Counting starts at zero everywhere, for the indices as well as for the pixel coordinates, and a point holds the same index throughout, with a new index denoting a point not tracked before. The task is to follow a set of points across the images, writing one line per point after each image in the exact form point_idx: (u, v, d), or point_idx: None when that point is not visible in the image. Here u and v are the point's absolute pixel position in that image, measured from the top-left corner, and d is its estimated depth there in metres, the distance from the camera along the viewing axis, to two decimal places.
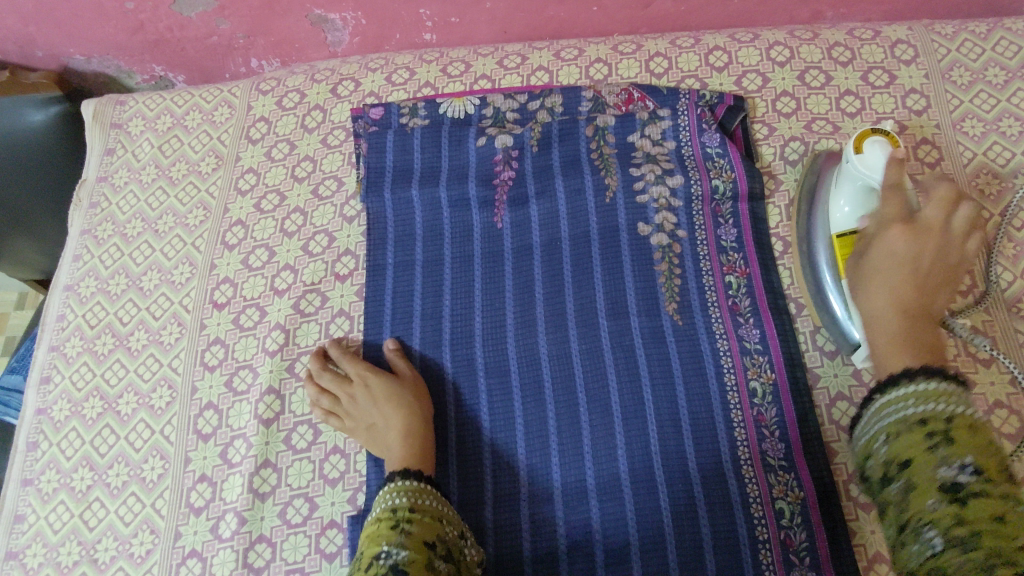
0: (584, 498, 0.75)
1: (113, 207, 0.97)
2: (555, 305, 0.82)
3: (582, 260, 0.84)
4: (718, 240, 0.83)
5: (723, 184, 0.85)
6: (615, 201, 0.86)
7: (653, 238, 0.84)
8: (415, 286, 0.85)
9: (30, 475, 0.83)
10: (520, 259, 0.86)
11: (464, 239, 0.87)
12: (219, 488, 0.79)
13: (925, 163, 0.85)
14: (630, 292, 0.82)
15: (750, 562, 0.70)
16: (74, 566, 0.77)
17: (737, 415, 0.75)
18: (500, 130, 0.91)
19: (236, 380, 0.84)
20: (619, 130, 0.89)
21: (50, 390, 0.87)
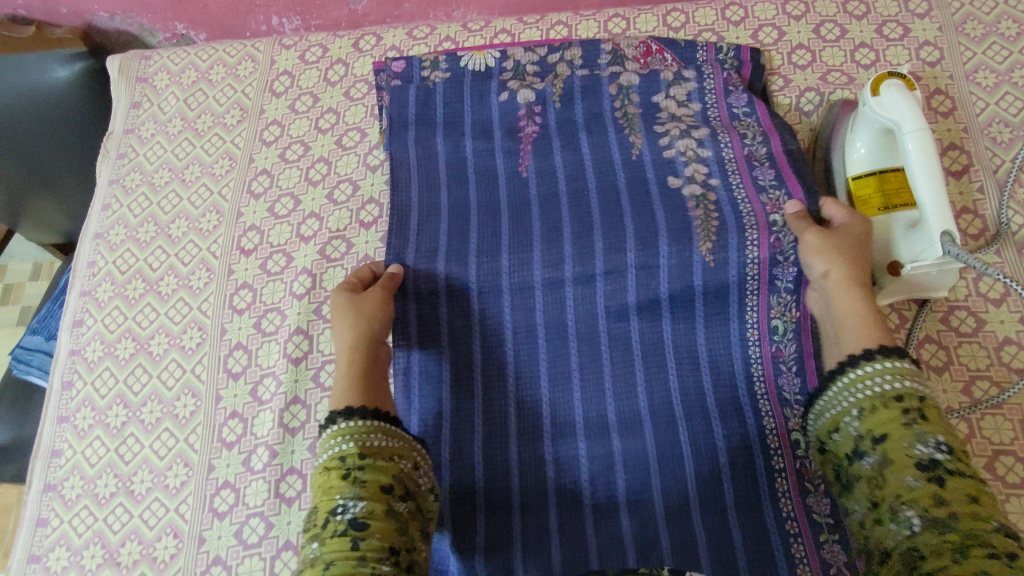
0: (605, 432, 0.77)
1: (140, 158, 0.99)
2: (583, 248, 0.82)
3: (610, 202, 0.84)
4: (755, 182, 0.81)
5: (752, 134, 0.85)
6: (642, 157, 0.85)
7: (685, 188, 0.82)
8: (440, 227, 0.85)
9: (66, 412, 0.85)
10: (546, 203, 0.85)
11: (489, 185, 0.88)
12: (250, 424, 0.81)
13: (938, 114, 0.87)
14: (661, 236, 0.80)
15: (767, 491, 0.72)
16: (111, 497, 0.80)
17: (754, 351, 0.77)
18: (521, 86, 0.92)
19: (265, 322, 0.86)
20: (643, 90, 0.90)
21: (82, 333, 0.89)
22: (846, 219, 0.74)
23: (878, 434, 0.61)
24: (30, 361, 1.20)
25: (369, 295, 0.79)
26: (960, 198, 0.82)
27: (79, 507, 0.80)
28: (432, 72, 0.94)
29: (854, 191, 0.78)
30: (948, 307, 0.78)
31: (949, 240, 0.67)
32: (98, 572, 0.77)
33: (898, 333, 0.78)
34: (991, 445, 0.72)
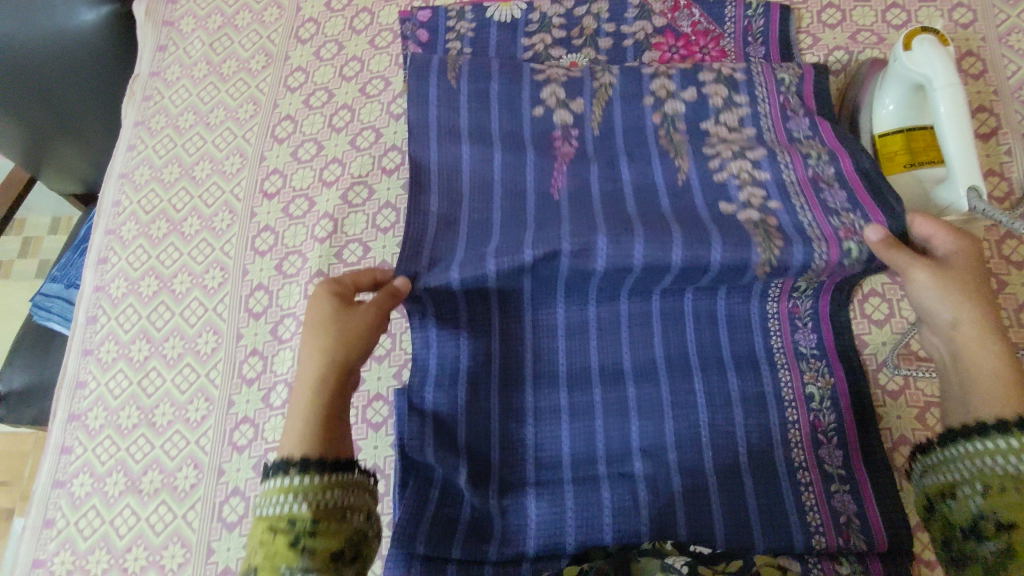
0: (620, 381, 0.75)
1: (165, 100, 1.00)
2: (621, 250, 0.69)
3: (649, 211, 0.73)
4: (824, 205, 0.72)
5: (816, 155, 0.76)
6: (689, 182, 0.76)
7: (741, 214, 0.72)
8: (458, 241, 0.75)
9: (90, 345, 0.87)
10: (577, 208, 0.74)
11: (517, 201, 0.77)
12: (270, 362, 0.82)
13: (969, 76, 0.86)
14: (717, 249, 0.68)
15: (779, 440, 0.72)
16: (133, 428, 0.82)
17: (772, 307, 0.76)
18: (558, 100, 0.81)
19: (286, 264, 0.87)
20: (691, 115, 0.80)
21: (107, 270, 0.91)
22: (954, 246, 0.64)
23: (1001, 518, 0.53)
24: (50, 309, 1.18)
25: (356, 314, 0.65)
26: (986, 161, 0.81)
27: (103, 436, 0.82)
28: (457, 25, 0.94)
29: (879, 148, 0.77)
30: None
31: (976, 196, 0.68)
32: (120, 498, 0.78)
33: None
34: None
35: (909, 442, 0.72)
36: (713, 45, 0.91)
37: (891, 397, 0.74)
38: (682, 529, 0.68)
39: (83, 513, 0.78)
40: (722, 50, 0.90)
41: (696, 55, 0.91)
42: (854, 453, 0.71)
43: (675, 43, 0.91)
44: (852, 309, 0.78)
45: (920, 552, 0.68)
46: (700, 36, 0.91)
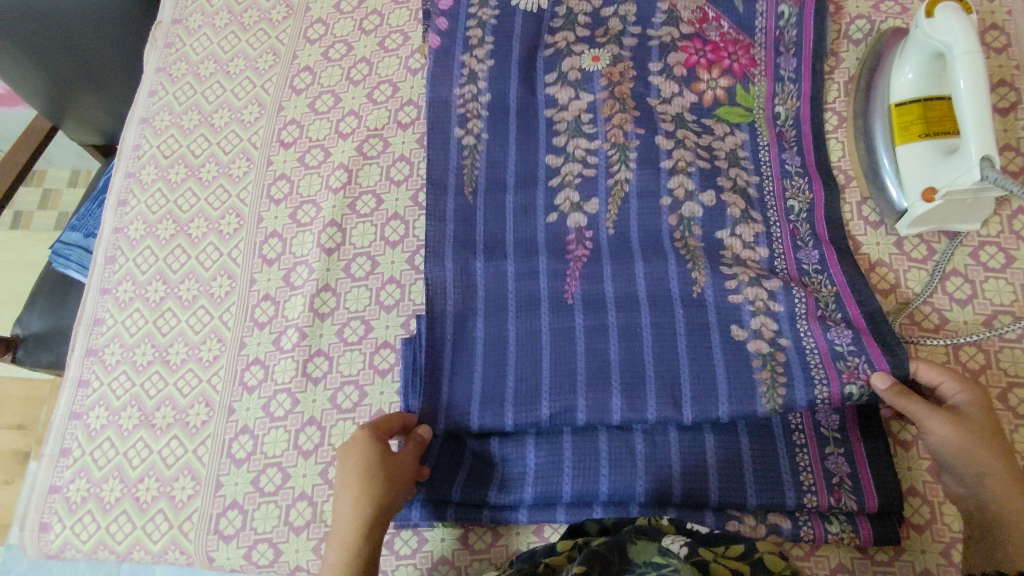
0: None
1: (187, 48, 1.01)
2: (632, 407, 0.68)
3: (665, 342, 0.71)
4: (830, 346, 0.69)
5: (823, 297, 0.73)
6: (704, 297, 0.73)
7: (751, 343, 0.70)
8: (474, 365, 0.73)
9: (108, 284, 0.89)
10: (593, 337, 0.72)
11: (531, 312, 0.75)
12: (282, 307, 0.84)
13: (992, 48, 0.85)
14: (723, 404, 0.67)
15: None
16: (148, 365, 0.84)
17: (780, 264, 0.76)
18: (573, 205, 0.80)
19: (300, 213, 0.89)
20: (707, 224, 0.77)
21: (126, 212, 0.93)
22: (964, 394, 0.63)
23: None
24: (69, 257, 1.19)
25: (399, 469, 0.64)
26: (1003, 135, 0.81)
27: (119, 371, 0.84)
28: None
29: (896, 117, 0.77)
30: (978, 242, 0.78)
31: (989, 165, 0.67)
32: (134, 432, 0.81)
33: (925, 264, 0.78)
34: (1006, 376, 0.72)
35: None
36: (743, 52, 0.87)
37: None
38: (676, 488, 0.68)
39: (98, 444, 0.81)
40: (752, 58, 0.86)
41: (724, 61, 0.86)
42: (850, 419, 0.71)
43: (703, 48, 0.87)
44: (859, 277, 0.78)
45: (910, 516, 0.69)
46: (728, 44, 0.87)
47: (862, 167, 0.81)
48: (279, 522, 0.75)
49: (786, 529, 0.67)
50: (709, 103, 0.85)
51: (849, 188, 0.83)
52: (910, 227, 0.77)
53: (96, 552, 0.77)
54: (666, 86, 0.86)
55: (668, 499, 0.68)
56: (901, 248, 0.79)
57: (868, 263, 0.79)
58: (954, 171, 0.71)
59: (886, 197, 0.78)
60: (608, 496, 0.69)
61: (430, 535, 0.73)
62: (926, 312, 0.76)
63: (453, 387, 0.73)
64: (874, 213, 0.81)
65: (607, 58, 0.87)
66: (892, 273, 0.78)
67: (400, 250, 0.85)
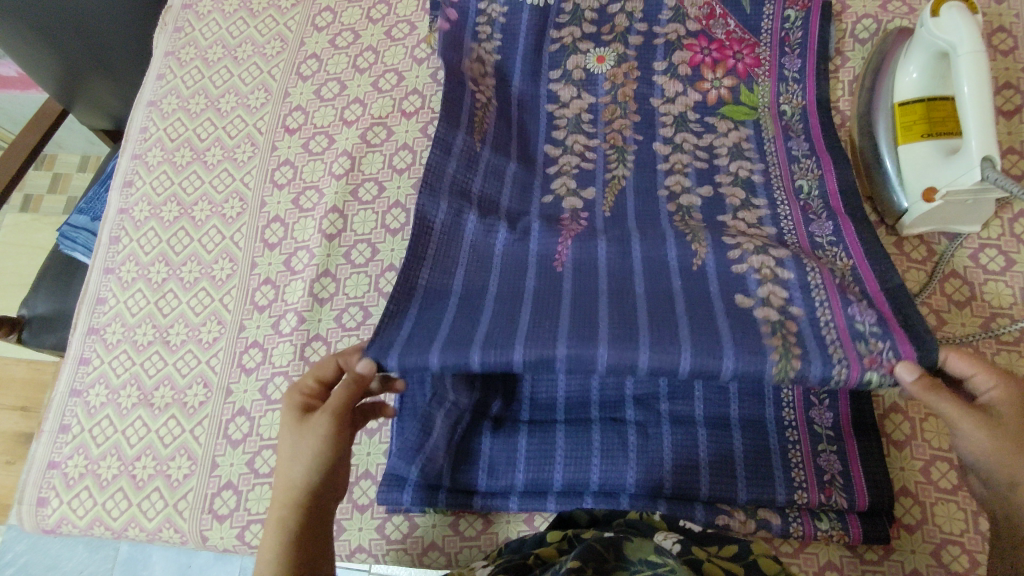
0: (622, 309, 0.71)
1: (196, 33, 1.02)
2: (623, 351, 0.59)
3: (662, 307, 0.64)
4: (850, 323, 0.62)
5: (839, 271, 0.69)
6: (704, 269, 0.68)
7: (758, 311, 0.64)
8: (445, 313, 0.65)
9: (111, 264, 0.90)
10: (581, 301, 0.65)
11: (517, 270, 0.70)
12: (282, 291, 0.85)
13: (999, 51, 0.84)
14: (728, 359, 0.59)
15: (772, 400, 0.71)
16: (148, 345, 0.85)
17: (790, 238, 0.74)
18: (568, 189, 0.79)
19: (303, 199, 0.89)
20: (707, 210, 0.76)
21: (132, 193, 0.94)
22: (997, 390, 0.57)
23: None
24: (76, 240, 1.20)
25: (310, 430, 0.57)
26: (1008, 137, 0.80)
27: (120, 350, 0.85)
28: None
29: (898, 118, 0.77)
30: (978, 244, 0.78)
31: (990, 165, 0.67)
32: (133, 410, 0.82)
33: (924, 265, 0.78)
34: None
35: (901, 409, 0.72)
36: (748, 52, 0.86)
37: None
38: (667, 483, 0.68)
39: (97, 421, 0.82)
40: (756, 58, 0.86)
41: (729, 59, 0.86)
42: (845, 415, 0.70)
43: (708, 46, 0.87)
44: None
45: (900, 516, 0.69)
46: (734, 43, 0.87)
47: (863, 165, 0.81)
48: (272, 504, 0.75)
49: (775, 525, 0.68)
50: (713, 102, 0.85)
51: None
52: (911, 227, 0.77)
53: (92, 528, 0.78)
54: (670, 86, 0.86)
55: (658, 492, 0.68)
56: (900, 249, 0.79)
57: None
58: (955, 170, 0.71)
59: (886, 196, 0.78)
60: (599, 486, 0.69)
61: (422, 521, 0.74)
62: (923, 313, 0.76)
63: (407, 353, 0.61)
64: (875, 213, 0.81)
65: (612, 58, 0.88)
66: None
67: (401, 238, 0.85)
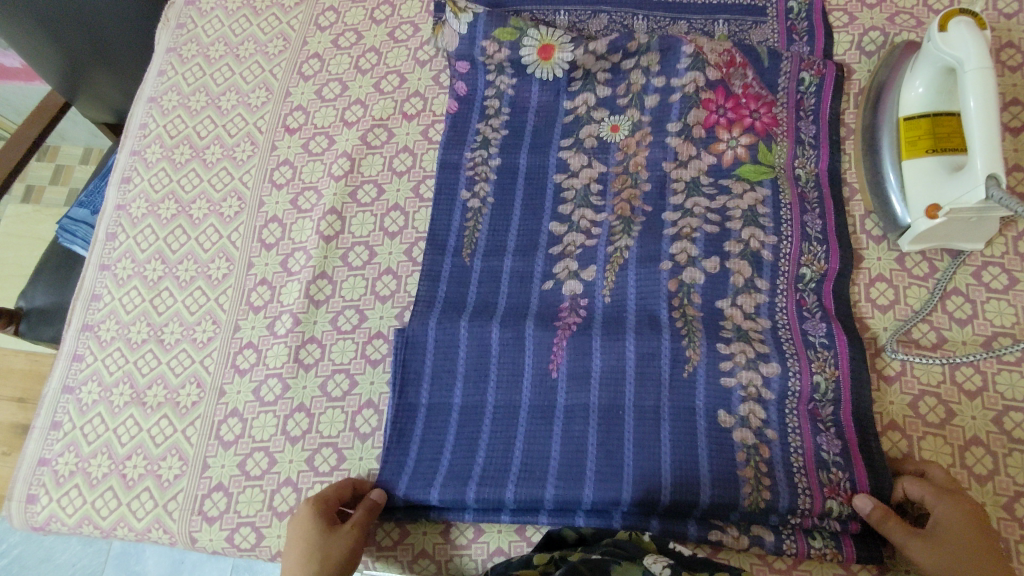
0: (620, 381, 0.74)
1: (198, 30, 1.01)
2: (607, 491, 0.69)
3: (648, 429, 0.72)
4: (816, 451, 0.70)
5: (824, 385, 0.72)
6: (694, 377, 0.73)
7: (737, 432, 0.71)
8: (446, 436, 0.74)
9: (107, 261, 0.90)
10: (570, 421, 0.73)
11: (514, 371, 0.76)
12: (278, 292, 0.84)
13: (1007, 67, 0.84)
14: (704, 490, 0.68)
15: (784, 482, 0.69)
16: (142, 343, 0.84)
17: (783, 332, 0.75)
18: (571, 273, 0.80)
19: (302, 199, 0.89)
20: (708, 291, 0.77)
21: (130, 190, 0.93)
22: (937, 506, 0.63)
23: None
24: (75, 233, 1.20)
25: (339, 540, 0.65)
26: (1014, 155, 0.80)
27: (113, 348, 0.85)
28: (493, 54, 0.89)
29: (904, 132, 0.77)
30: (981, 262, 0.77)
31: (995, 184, 0.67)
32: (125, 409, 0.81)
33: (925, 282, 0.77)
34: (1002, 400, 0.71)
35: (900, 427, 0.72)
36: (764, 110, 0.84)
37: (887, 381, 0.74)
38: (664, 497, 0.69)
39: (88, 419, 0.81)
40: (774, 118, 0.84)
41: (746, 119, 0.83)
42: (854, 455, 0.70)
43: (725, 102, 0.84)
44: (857, 291, 0.78)
45: None
46: (751, 99, 0.84)
47: (866, 180, 0.80)
48: (262, 507, 0.75)
49: (769, 541, 0.68)
50: (728, 163, 0.82)
51: (851, 201, 0.82)
52: (911, 243, 0.76)
53: (81, 526, 0.77)
54: (684, 148, 0.83)
55: (655, 504, 0.69)
56: (903, 265, 0.78)
57: (868, 278, 0.78)
58: (958, 188, 0.70)
59: (890, 212, 0.78)
60: (592, 504, 0.70)
61: (412, 527, 0.74)
62: (923, 330, 0.75)
63: (413, 485, 0.72)
64: (877, 227, 0.80)
65: (626, 127, 0.86)
66: (891, 288, 0.77)
67: (399, 241, 0.85)
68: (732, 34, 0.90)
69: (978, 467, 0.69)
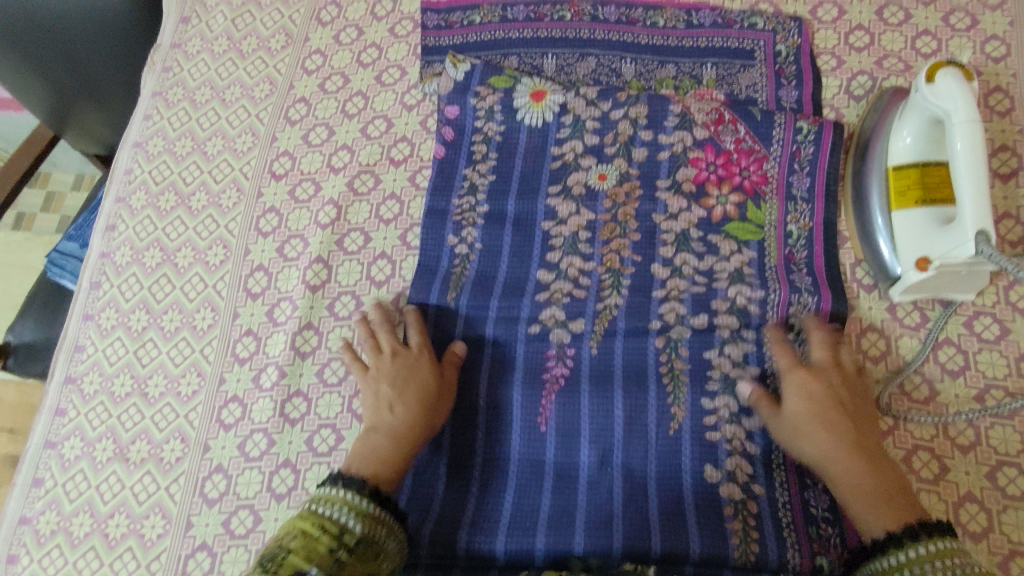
0: (608, 428, 0.75)
1: (184, 73, 1.01)
2: (598, 539, 0.69)
3: (635, 487, 0.72)
4: (805, 505, 0.71)
5: None
6: (681, 434, 0.73)
7: (723, 487, 0.71)
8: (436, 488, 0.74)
9: (91, 310, 0.89)
10: (562, 480, 0.74)
11: (502, 425, 0.76)
12: (263, 343, 0.83)
13: (995, 112, 0.83)
14: (693, 540, 0.68)
15: (773, 536, 0.69)
16: (125, 396, 0.83)
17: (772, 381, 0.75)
18: (557, 321, 0.79)
19: (288, 247, 0.88)
20: (695, 344, 0.77)
21: (114, 237, 0.92)
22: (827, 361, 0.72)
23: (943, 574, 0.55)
24: (64, 266, 1.19)
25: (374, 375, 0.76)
26: (1004, 203, 0.79)
27: (96, 402, 0.83)
28: (484, 100, 0.89)
29: (892, 180, 0.76)
30: (973, 312, 0.76)
31: (985, 240, 0.66)
32: (107, 465, 0.80)
33: (917, 332, 0.76)
34: (996, 454, 0.70)
35: None
36: (755, 167, 0.83)
37: (878, 435, 0.73)
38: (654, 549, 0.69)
39: (71, 476, 0.80)
40: (764, 175, 0.83)
41: (735, 177, 0.83)
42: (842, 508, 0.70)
43: (715, 159, 0.84)
44: (848, 341, 0.77)
45: None
46: (742, 155, 0.84)
47: (855, 227, 0.80)
48: (247, 567, 0.73)
49: None
50: (718, 219, 0.82)
51: (842, 249, 0.81)
52: (903, 292, 0.75)
53: None
54: (673, 201, 0.83)
55: (645, 556, 0.69)
56: (894, 314, 0.77)
57: (859, 328, 0.77)
58: (947, 243, 0.70)
59: (879, 260, 0.77)
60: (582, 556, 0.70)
61: None
62: (916, 382, 0.75)
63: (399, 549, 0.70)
64: (868, 276, 0.79)
65: (613, 177, 0.85)
66: (883, 339, 0.77)
67: (385, 290, 0.84)
68: (720, 78, 0.89)
69: (972, 524, 0.68)
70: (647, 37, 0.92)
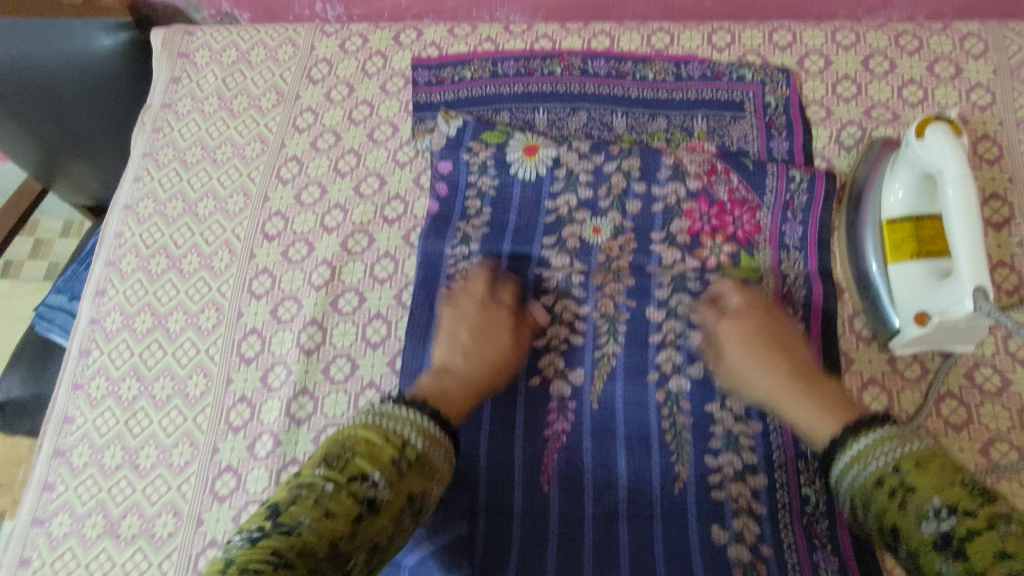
0: (611, 488, 0.74)
1: (175, 133, 1.00)
2: None
3: (641, 550, 0.70)
4: (814, 569, 0.68)
5: (815, 497, 0.71)
6: (686, 496, 0.72)
7: (732, 549, 0.69)
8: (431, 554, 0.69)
9: (79, 379, 0.87)
10: (566, 541, 0.71)
11: (504, 487, 0.75)
12: (258, 410, 0.82)
13: (984, 160, 0.84)
14: None
15: None
16: (116, 469, 0.81)
17: (775, 437, 0.74)
18: (556, 371, 0.79)
19: (281, 309, 0.87)
20: (696, 396, 0.76)
21: (104, 302, 0.91)
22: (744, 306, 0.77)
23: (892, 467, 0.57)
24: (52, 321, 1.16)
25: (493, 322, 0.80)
26: (998, 251, 0.79)
27: (85, 475, 0.81)
28: (477, 155, 0.89)
29: (887, 232, 0.76)
30: (972, 363, 0.76)
31: (982, 295, 0.66)
32: (97, 542, 0.78)
33: (918, 384, 0.76)
34: None
35: None
36: (748, 216, 0.83)
37: None
38: None
39: (59, 554, 0.78)
40: (757, 225, 0.83)
41: (728, 226, 0.83)
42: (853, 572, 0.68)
43: (708, 210, 0.84)
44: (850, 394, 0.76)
45: None
46: (735, 205, 0.84)
47: (851, 277, 0.80)
48: None
49: None
50: (714, 273, 0.82)
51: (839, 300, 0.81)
52: (903, 344, 0.75)
53: None
54: (668, 254, 0.83)
55: None
56: (894, 367, 0.77)
57: (860, 381, 0.77)
58: (946, 297, 0.70)
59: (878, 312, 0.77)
60: None
61: None
62: None
63: None
64: (866, 327, 0.79)
65: (608, 231, 0.85)
66: (884, 391, 0.76)
67: (381, 351, 0.83)
68: (711, 130, 0.90)
69: None
70: (638, 90, 0.93)
